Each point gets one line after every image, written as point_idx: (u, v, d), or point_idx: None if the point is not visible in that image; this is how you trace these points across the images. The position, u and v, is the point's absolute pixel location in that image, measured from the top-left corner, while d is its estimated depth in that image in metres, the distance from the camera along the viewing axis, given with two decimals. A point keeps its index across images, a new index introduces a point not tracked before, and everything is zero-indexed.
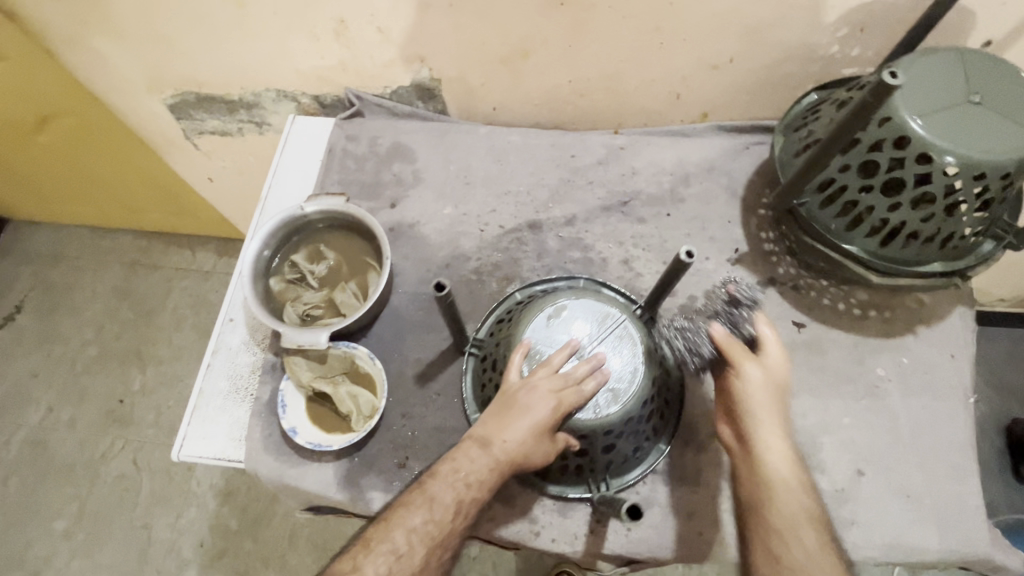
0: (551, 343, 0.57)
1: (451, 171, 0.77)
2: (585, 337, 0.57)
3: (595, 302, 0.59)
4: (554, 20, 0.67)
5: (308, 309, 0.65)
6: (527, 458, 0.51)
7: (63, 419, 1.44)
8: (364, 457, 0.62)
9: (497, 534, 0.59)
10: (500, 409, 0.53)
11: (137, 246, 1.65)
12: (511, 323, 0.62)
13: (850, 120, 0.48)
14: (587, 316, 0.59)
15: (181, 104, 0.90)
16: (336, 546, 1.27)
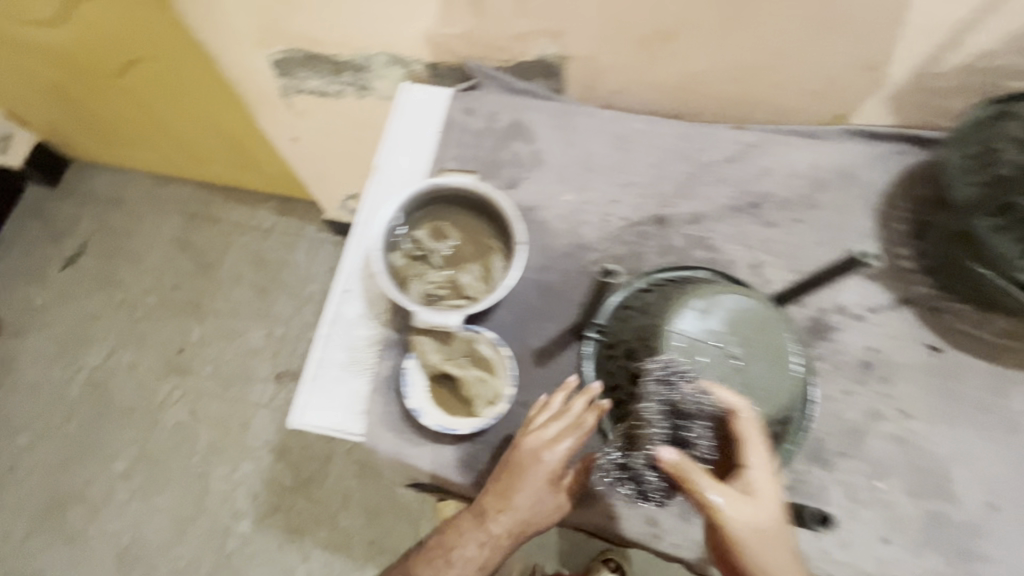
0: (700, 342, 0.52)
1: (573, 155, 0.74)
2: (734, 335, 0.53)
3: (744, 298, 0.54)
4: (713, 3, 0.63)
5: (432, 288, 0.64)
6: (538, 511, 0.55)
7: (122, 363, 1.46)
8: (485, 440, 0.62)
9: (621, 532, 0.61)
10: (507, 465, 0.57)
11: (197, 196, 1.64)
12: (645, 311, 0.57)
13: None
14: (737, 312, 0.53)
15: (286, 60, 0.87)
16: (388, 512, 1.29)
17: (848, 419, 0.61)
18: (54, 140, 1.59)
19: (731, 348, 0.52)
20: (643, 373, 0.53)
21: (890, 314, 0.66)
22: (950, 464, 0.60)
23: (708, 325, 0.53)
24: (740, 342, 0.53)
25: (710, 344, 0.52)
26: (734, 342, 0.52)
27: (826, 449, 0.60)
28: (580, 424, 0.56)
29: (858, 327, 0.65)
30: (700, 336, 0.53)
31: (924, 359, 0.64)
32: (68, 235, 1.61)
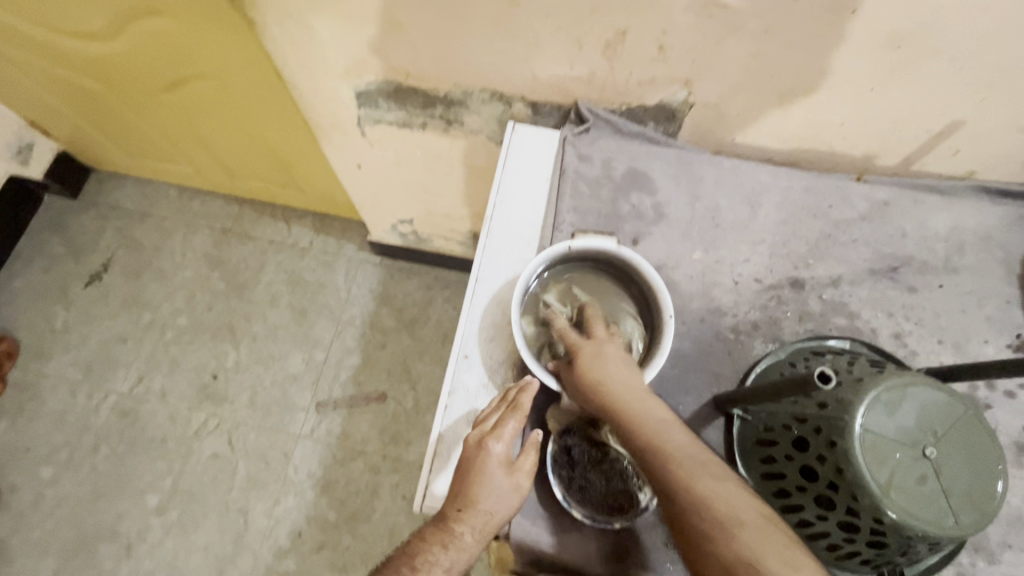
0: (893, 439, 0.47)
1: (698, 210, 0.70)
2: (930, 432, 0.48)
3: (934, 388, 0.49)
4: (875, 61, 0.59)
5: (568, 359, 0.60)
6: (500, 498, 0.52)
7: (153, 389, 1.39)
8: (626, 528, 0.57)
9: None
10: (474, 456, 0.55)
11: (229, 212, 1.57)
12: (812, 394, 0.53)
13: None
14: (928, 404, 0.48)
15: (373, 91, 0.81)
16: None
17: (1007, 504, 0.58)
18: (79, 151, 1.50)
19: (926, 447, 0.47)
20: (834, 476, 0.49)
21: None
22: None
23: (898, 420, 0.48)
24: (933, 437, 0.48)
25: (901, 442, 0.47)
26: (926, 438, 0.47)
27: (989, 538, 0.57)
28: (516, 405, 0.55)
29: (1010, 404, 0.62)
30: (891, 432, 0.47)
31: None
32: (91, 250, 1.53)
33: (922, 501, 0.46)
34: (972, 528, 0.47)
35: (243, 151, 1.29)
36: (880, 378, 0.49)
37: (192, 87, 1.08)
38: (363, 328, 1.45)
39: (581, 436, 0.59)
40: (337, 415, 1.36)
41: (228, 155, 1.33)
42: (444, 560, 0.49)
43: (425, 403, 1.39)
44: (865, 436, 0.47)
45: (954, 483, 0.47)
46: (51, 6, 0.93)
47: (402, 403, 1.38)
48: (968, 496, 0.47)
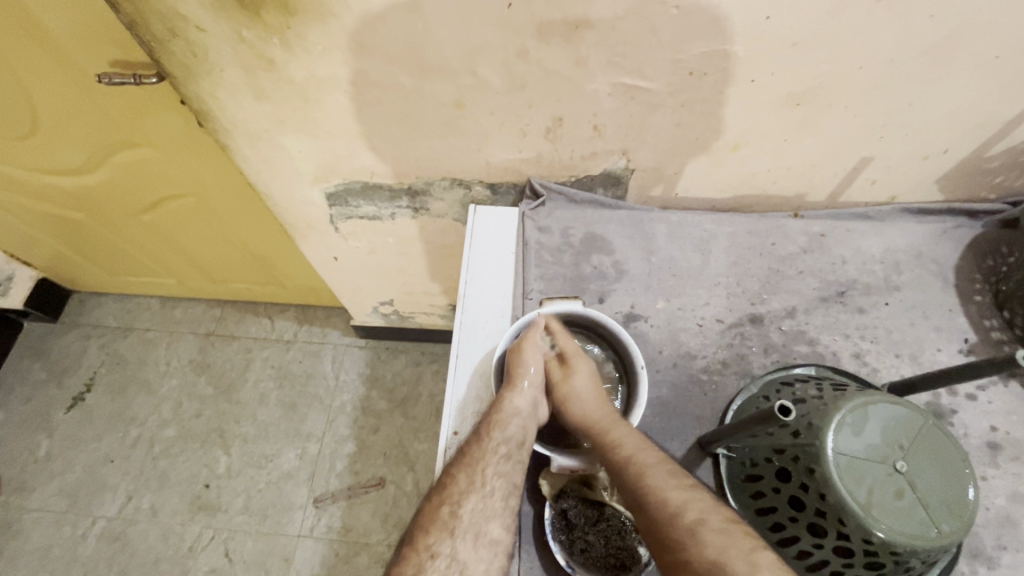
0: (865, 462, 0.49)
1: (655, 263, 0.75)
2: (897, 447, 0.50)
3: (891, 406, 0.51)
4: (783, 117, 0.67)
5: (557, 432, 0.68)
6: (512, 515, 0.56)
7: (142, 508, 1.34)
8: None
9: None
10: (484, 433, 0.60)
11: (211, 315, 1.59)
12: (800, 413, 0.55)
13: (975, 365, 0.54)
14: (888, 420, 0.51)
15: (342, 192, 0.88)
16: None
17: (993, 506, 0.60)
18: (60, 276, 1.53)
19: (896, 462, 0.49)
20: (821, 504, 0.51)
21: (999, 389, 0.66)
22: None
23: (869, 441, 0.50)
24: (903, 452, 0.50)
25: (871, 460, 0.50)
26: (899, 455, 0.50)
27: (982, 542, 0.59)
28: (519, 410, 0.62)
29: (973, 407, 0.65)
30: (863, 452, 0.50)
31: None
32: (73, 372, 1.52)
33: (905, 516, 0.48)
34: (957, 535, 0.49)
35: (222, 257, 1.33)
36: (841, 403, 0.52)
37: (171, 206, 1.14)
38: (355, 415, 1.44)
39: (576, 496, 0.60)
40: (336, 508, 1.33)
41: (208, 263, 1.37)
42: (447, 543, 0.55)
43: (424, 483, 1.36)
44: (840, 457, 0.50)
45: (930, 494, 0.49)
46: (34, 149, 0.99)
47: (401, 486, 1.35)
48: (944, 506, 0.49)
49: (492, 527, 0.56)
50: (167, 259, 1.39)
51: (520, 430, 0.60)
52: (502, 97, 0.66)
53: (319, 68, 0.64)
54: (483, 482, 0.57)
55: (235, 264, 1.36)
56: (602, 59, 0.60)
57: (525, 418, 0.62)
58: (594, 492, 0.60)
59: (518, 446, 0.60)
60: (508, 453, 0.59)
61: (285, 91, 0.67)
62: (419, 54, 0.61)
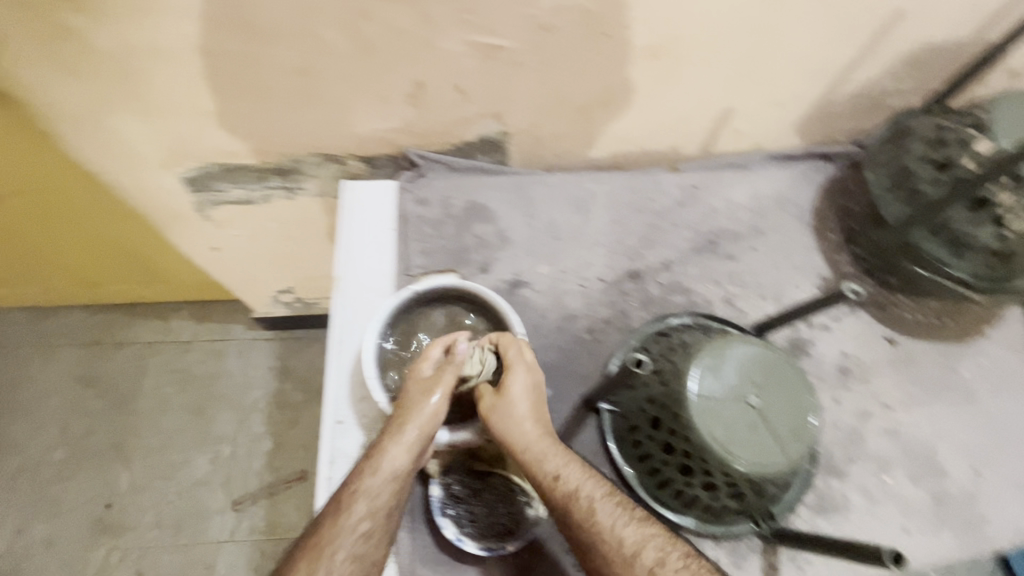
0: (722, 402, 0.52)
1: (537, 228, 0.74)
2: (751, 385, 0.53)
3: (746, 345, 0.55)
4: (643, 71, 0.67)
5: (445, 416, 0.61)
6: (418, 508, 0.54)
7: (37, 540, 1.23)
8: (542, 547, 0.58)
9: None
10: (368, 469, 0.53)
11: (94, 323, 1.43)
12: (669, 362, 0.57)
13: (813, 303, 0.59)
14: (743, 360, 0.54)
15: (201, 177, 0.80)
16: None
17: (844, 424, 0.67)
18: None
19: (748, 397, 0.53)
20: (689, 446, 0.54)
21: (849, 318, 0.73)
22: (936, 442, 0.66)
23: (726, 382, 0.53)
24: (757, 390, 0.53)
25: (727, 398, 0.53)
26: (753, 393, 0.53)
27: (837, 458, 0.65)
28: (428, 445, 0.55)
29: (827, 336, 0.71)
30: (723, 394, 0.53)
31: (887, 352, 0.71)
32: None
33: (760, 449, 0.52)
34: (802, 455, 0.53)
35: (89, 258, 1.19)
36: (700, 347, 0.55)
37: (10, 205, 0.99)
38: (270, 411, 1.37)
39: (464, 468, 0.60)
40: (258, 508, 1.28)
41: (75, 265, 1.22)
42: None
43: None
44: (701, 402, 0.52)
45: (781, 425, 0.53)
46: None
47: None
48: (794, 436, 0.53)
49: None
50: (24, 267, 1.22)
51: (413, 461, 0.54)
52: (351, 62, 0.61)
53: (132, 36, 0.56)
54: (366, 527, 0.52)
55: (107, 263, 1.21)
56: (449, 16, 0.57)
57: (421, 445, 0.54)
58: (482, 462, 0.60)
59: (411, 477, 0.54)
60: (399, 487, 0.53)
61: (95, 64, 0.59)
62: (244, 17, 0.55)
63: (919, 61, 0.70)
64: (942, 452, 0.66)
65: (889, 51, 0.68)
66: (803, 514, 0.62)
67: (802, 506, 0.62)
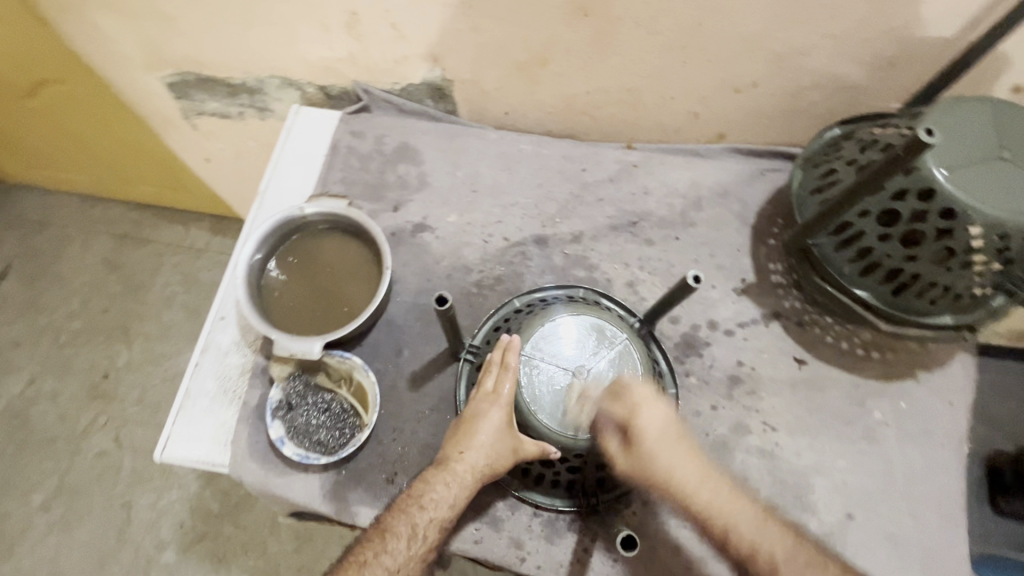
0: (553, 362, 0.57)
1: (458, 178, 0.75)
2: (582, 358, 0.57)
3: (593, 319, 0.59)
4: (577, 30, 0.63)
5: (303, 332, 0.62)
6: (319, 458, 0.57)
7: (43, 391, 1.35)
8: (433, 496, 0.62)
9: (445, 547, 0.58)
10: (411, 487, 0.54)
11: (129, 218, 1.51)
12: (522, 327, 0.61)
13: (673, 298, 0.56)
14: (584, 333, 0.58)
15: (181, 83, 0.86)
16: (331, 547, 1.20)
17: (713, 432, 0.63)
18: None
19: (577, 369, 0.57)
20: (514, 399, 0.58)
21: (759, 328, 0.67)
22: (813, 475, 0.61)
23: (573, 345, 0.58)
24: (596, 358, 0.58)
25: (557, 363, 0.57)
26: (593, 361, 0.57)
27: None
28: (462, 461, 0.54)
29: (727, 341, 0.67)
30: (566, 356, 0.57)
31: (791, 373, 0.65)
32: None
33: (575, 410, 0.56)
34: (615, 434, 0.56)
35: (106, 159, 1.24)
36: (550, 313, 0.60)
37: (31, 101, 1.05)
38: None
39: (310, 381, 0.62)
40: None
41: (98, 164, 1.28)
42: None
43: None
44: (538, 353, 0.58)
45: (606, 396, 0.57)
46: None
47: None
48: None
49: None
50: (60, 158, 1.31)
51: (466, 473, 0.54)
52: None
53: None
54: (399, 536, 0.51)
55: (123, 167, 1.26)
56: None
57: (488, 452, 0.54)
58: (329, 379, 0.63)
59: (445, 486, 0.53)
60: (437, 497, 0.53)
61: None
62: None
63: (895, 58, 0.61)
64: (817, 486, 0.61)
65: (856, 43, 0.60)
66: (637, 509, 0.60)
67: (636, 501, 0.60)
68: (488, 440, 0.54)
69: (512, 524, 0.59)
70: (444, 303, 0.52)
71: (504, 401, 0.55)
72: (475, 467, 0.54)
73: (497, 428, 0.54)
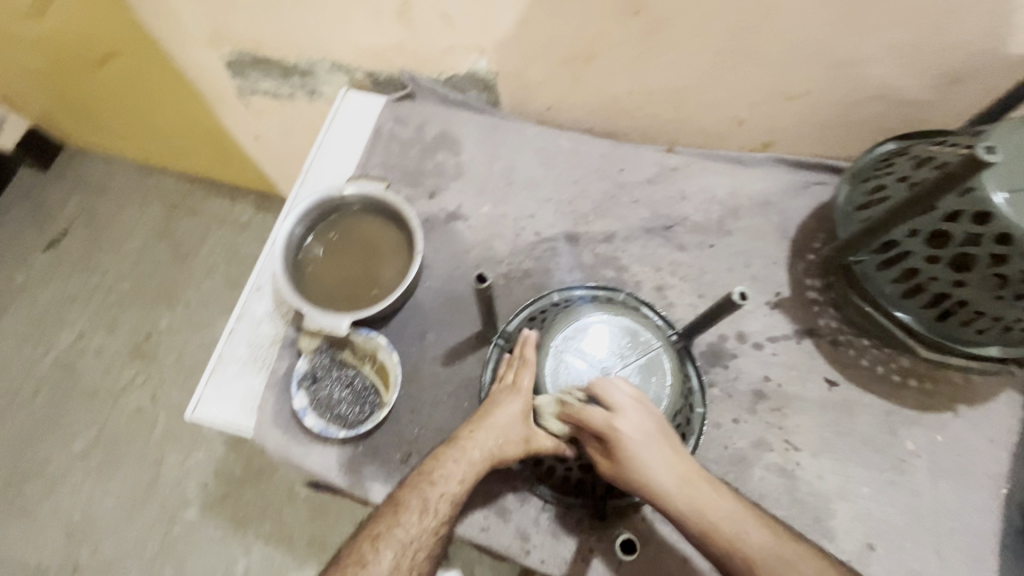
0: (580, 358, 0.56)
1: (495, 170, 0.75)
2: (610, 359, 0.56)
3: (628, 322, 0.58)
4: (625, 27, 0.63)
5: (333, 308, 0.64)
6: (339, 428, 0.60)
7: (91, 345, 1.43)
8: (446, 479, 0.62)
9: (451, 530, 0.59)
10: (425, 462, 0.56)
11: (181, 189, 1.58)
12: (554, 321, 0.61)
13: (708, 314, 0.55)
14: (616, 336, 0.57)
15: (238, 62, 0.90)
16: (344, 522, 1.23)
17: (732, 446, 0.61)
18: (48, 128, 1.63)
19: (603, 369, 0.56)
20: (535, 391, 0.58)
21: (789, 344, 0.65)
22: (834, 500, 0.59)
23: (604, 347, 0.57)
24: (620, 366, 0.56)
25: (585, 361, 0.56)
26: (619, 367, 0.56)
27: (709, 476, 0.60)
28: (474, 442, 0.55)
29: (754, 355, 0.65)
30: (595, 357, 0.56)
31: (820, 393, 0.63)
32: (53, 218, 1.57)
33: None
34: None
35: (163, 131, 1.30)
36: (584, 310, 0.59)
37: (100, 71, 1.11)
38: None
39: (335, 356, 0.64)
40: None
41: (155, 135, 1.35)
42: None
43: None
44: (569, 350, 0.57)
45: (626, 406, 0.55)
46: None
47: None
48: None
49: (385, 553, 0.52)
50: (122, 128, 1.38)
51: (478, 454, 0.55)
52: None
53: None
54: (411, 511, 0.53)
55: (178, 140, 1.32)
56: None
57: (502, 435, 0.55)
58: (353, 356, 0.65)
59: (456, 464, 0.54)
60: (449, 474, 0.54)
61: None
62: None
63: (961, 73, 0.58)
64: (837, 512, 0.59)
65: (919, 55, 0.57)
66: (646, 515, 0.59)
67: (646, 507, 0.59)
68: (502, 422, 0.55)
69: (520, 516, 0.59)
70: (485, 281, 0.52)
71: (521, 390, 0.56)
72: (488, 450, 0.55)
73: (511, 415, 0.55)
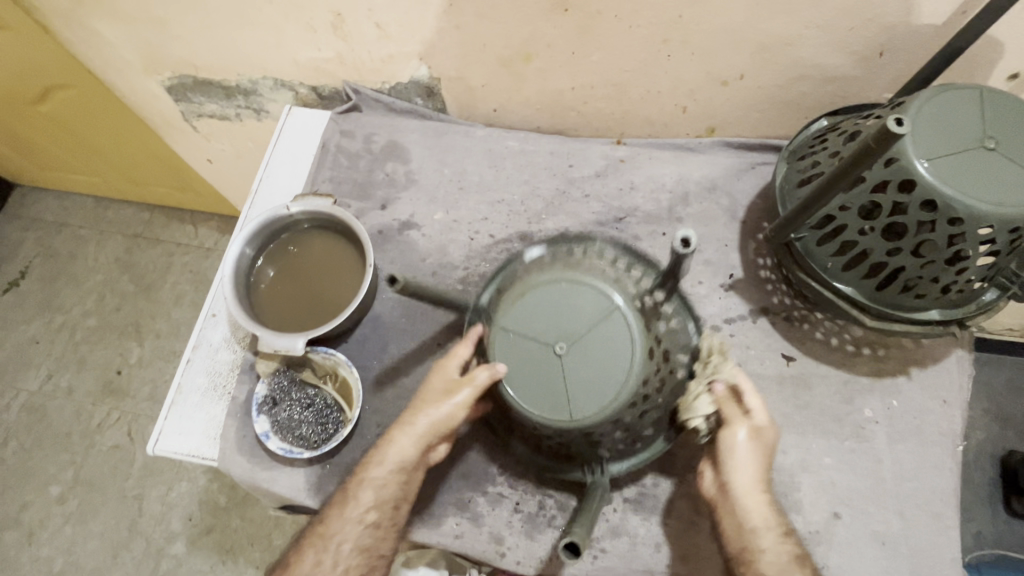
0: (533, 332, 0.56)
1: (445, 175, 0.75)
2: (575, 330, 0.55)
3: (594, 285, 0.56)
4: (558, 25, 0.63)
5: (288, 329, 0.63)
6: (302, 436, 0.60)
7: (60, 387, 1.39)
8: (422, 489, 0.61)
9: (429, 540, 0.59)
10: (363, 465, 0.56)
11: (140, 218, 1.55)
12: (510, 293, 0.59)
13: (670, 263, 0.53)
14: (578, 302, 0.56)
15: (178, 86, 0.88)
16: None
17: None
18: None
19: (556, 344, 0.55)
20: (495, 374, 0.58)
21: (746, 324, 0.66)
22: (799, 473, 0.60)
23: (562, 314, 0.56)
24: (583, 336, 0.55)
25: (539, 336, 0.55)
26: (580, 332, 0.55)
27: (675, 460, 0.61)
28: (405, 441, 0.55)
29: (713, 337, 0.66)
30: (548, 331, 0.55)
31: (778, 370, 0.64)
32: (10, 259, 1.53)
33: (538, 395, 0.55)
34: (590, 419, 0.54)
35: (114, 162, 1.27)
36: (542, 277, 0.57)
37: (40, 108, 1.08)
38: None
39: (296, 376, 0.63)
40: None
41: (107, 166, 1.32)
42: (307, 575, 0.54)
43: None
44: (519, 330, 0.56)
45: (583, 387, 0.54)
46: None
47: None
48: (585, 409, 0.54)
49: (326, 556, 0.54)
50: (72, 161, 1.35)
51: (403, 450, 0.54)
52: None
53: None
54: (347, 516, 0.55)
55: (131, 169, 1.29)
56: None
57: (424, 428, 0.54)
58: (314, 375, 0.64)
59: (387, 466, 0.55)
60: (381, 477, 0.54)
61: None
62: None
63: (884, 47, 0.60)
64: (802, 485, 0.60)
65: (842, 32, 0.59)
66: (617, 507, 0.60)
67: (616, 498, 0.60)
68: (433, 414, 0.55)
69: (493, 519, 0.60)
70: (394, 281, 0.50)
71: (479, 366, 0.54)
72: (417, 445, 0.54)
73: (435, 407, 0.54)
